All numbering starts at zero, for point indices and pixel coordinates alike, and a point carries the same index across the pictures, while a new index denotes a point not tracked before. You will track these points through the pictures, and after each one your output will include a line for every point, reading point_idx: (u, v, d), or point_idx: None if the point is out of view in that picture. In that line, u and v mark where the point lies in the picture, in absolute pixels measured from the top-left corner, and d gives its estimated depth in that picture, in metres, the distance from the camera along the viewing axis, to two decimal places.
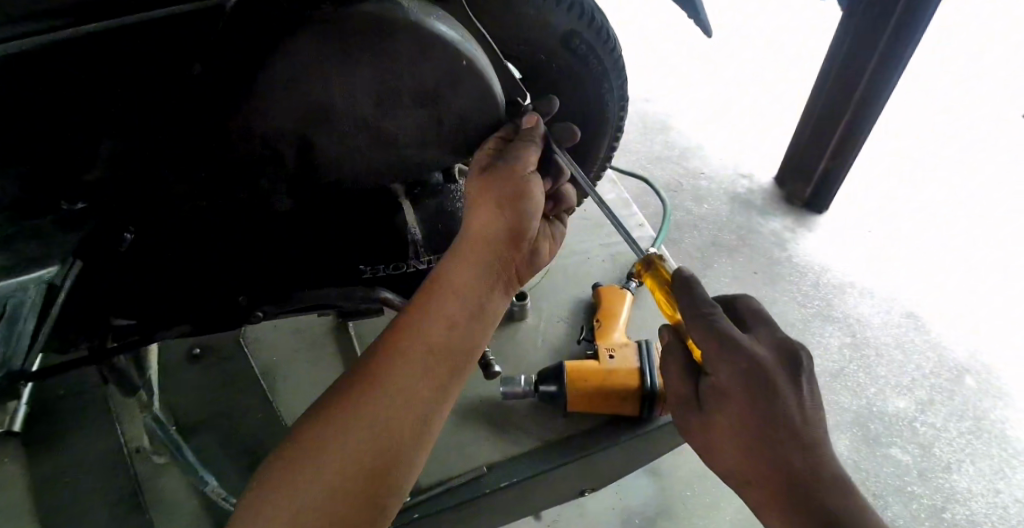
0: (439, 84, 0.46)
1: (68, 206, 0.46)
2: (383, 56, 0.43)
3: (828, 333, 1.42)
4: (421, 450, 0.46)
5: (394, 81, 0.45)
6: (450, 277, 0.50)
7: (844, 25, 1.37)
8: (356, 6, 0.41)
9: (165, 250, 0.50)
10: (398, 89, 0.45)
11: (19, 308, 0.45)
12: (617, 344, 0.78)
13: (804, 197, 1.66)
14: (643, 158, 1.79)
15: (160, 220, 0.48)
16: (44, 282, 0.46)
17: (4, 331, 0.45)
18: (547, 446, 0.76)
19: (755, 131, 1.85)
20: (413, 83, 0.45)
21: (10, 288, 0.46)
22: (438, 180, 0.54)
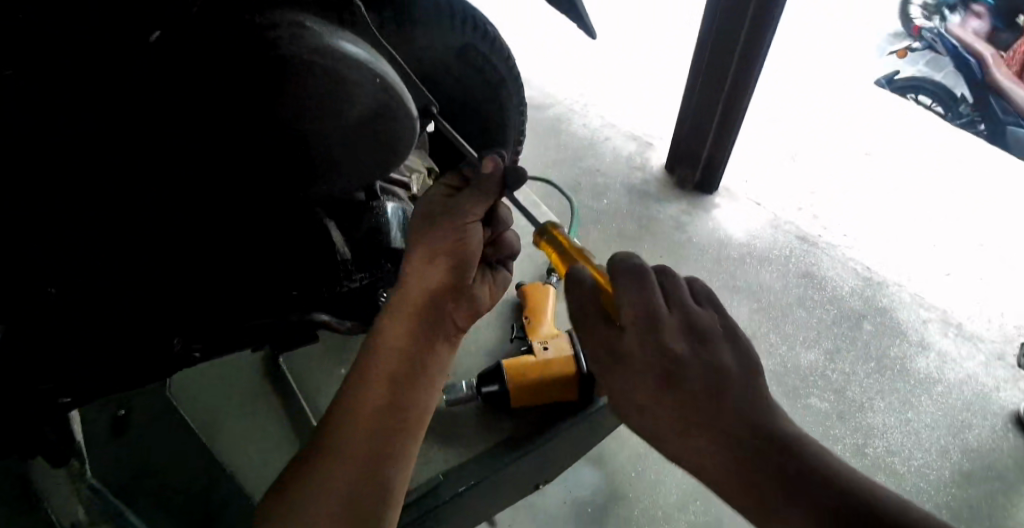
0: (358, 108, 0.47)
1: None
2: (301, 81, 0.44)
3: (739, 303, 1.51)
4: (383, 488, 0.50)
5: (320, 106, 0.46)
6: (397, 315, 0.55)
7: (708, 26, 1.49)
8: (273, 32, 0.43)
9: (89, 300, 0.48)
10: (319, 113, 0.46)
11: None
12: (549, 336, 0.82)
13: (694, 181, 1.77)
14: (541, 162, 1.84)
15: (82, 273, 0.47)
16: None
17: None
18: (496, 447, 0.77)
19: (640, 128, 1.95)
20: (333, 108, 0.46)
21: None
22: (363, 199, 0.56)
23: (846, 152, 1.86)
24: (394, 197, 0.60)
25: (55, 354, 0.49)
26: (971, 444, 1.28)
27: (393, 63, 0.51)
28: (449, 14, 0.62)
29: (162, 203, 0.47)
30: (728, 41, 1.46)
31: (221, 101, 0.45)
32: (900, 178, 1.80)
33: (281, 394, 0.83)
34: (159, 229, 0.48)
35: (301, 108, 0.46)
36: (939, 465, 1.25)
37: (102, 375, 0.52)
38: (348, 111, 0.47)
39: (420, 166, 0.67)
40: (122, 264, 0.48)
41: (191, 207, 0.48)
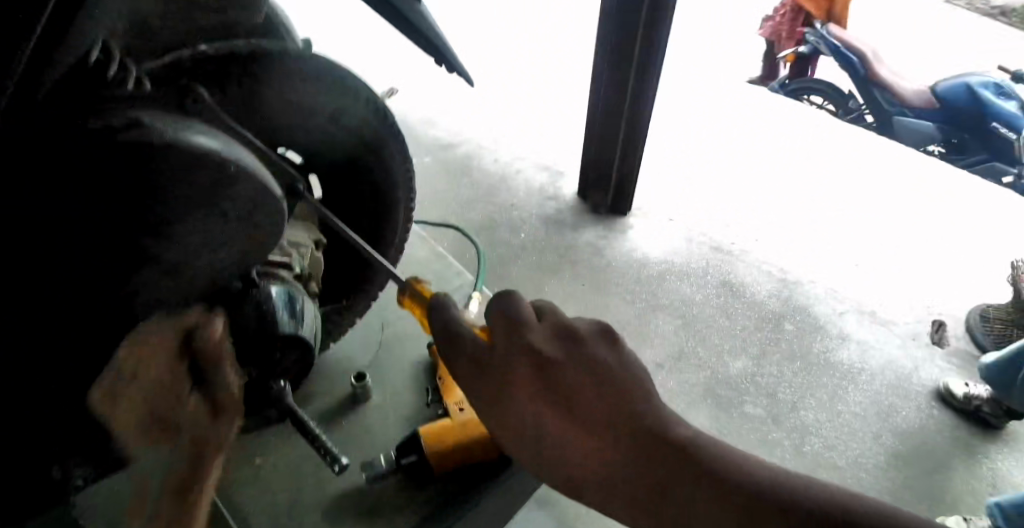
0: (216, 198, 0.46)
1: None
2: (150, 180, 0.43)
3: (664, 320, 1.54)
4: None
5: (177, 199, 0.45)
6: None
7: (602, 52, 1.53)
8: (110, 135, 0.41)
9: None
10: (174, 210, 0.45)
11: None
12: (466, 395, 0.79)
13: (607, 205, 1.81)
14: (454, 205, 1.83)
15: None
16: None
17: None
18: (423, 519, 0.73)
19: (547, 159, 1.98)
20: (189, 201, 0.45)
21: None
22: (239, 288, 0.54)
23: (745, 161, 1.94)
24: (276, 278, 0.58)
25: None
26: (901, 427, 1.33)
27: (248, 141, 0.50)
28: (309, 81, 0.60)
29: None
30: (621, 61, 1.51)
31: (66, 225, 0.43)
32: (797, 180, 1.88)
33: None
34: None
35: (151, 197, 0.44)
36: (873, 452, 1.28)
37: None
38: (207, 201, 0.46)
39: (305, 239, 0.65)
40: None
41: (34, 312, 0.45)
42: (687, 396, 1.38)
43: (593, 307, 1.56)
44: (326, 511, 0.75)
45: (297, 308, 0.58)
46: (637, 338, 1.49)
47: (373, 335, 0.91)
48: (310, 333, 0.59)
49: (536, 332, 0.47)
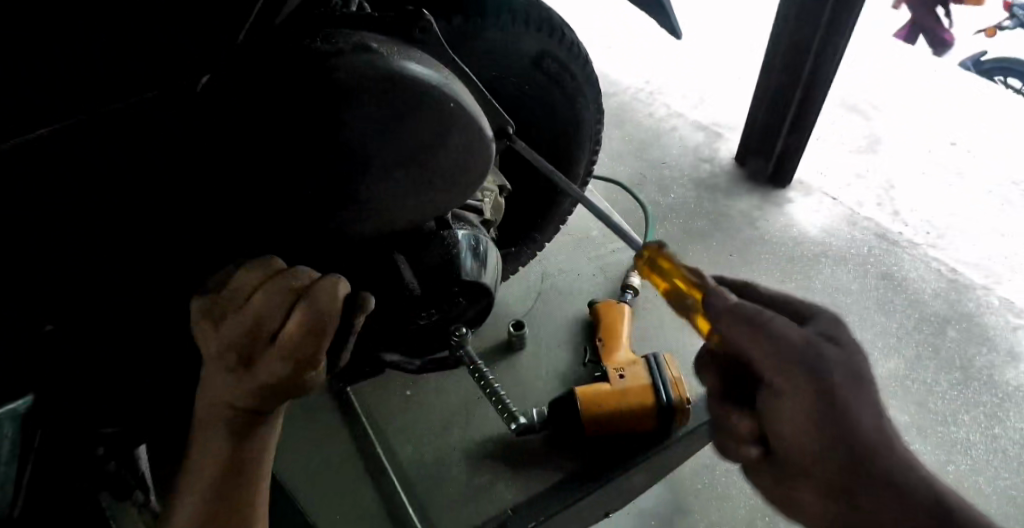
0: (430, 137, 0.42)
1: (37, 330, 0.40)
2: (368, 112, 0.40)
3: (814, 304, 1.42)
4: None
5: (393, 134, 0.41)
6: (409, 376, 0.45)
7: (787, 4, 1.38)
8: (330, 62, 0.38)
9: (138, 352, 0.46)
10: (388, 146, 0.41)
11: None
12: (626, 362, 0.76)
13: (766, 173, 1.68)
14: (602, 154, 1.77)
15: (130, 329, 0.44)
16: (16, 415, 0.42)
17: None
18: (567, 479, 0.72)
19: (707, 116, 1.85)
20: (405, 137, 0.41)
21: None
22: (432, 229, 0.51)
23: (934, 142, 1.72)
24: (464, 222, 0.55)
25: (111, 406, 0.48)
26: None
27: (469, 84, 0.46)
28: (519, 19, 0.57)
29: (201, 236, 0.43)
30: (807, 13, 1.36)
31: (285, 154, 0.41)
32: (995, 171, 1.65)
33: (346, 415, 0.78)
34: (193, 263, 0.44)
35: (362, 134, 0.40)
36: None
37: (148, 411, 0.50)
38: (421, 139, 0.42)
39: (491, 184, 0.61)
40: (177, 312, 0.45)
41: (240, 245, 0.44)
42: None
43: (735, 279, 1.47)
44: (467, 455, 0.75)
45: (482, 254, 0.55)
46: None
47: (530, 287, 0.89)
48: (491, 280, 0.56)
49: (788, 325, 0.42)
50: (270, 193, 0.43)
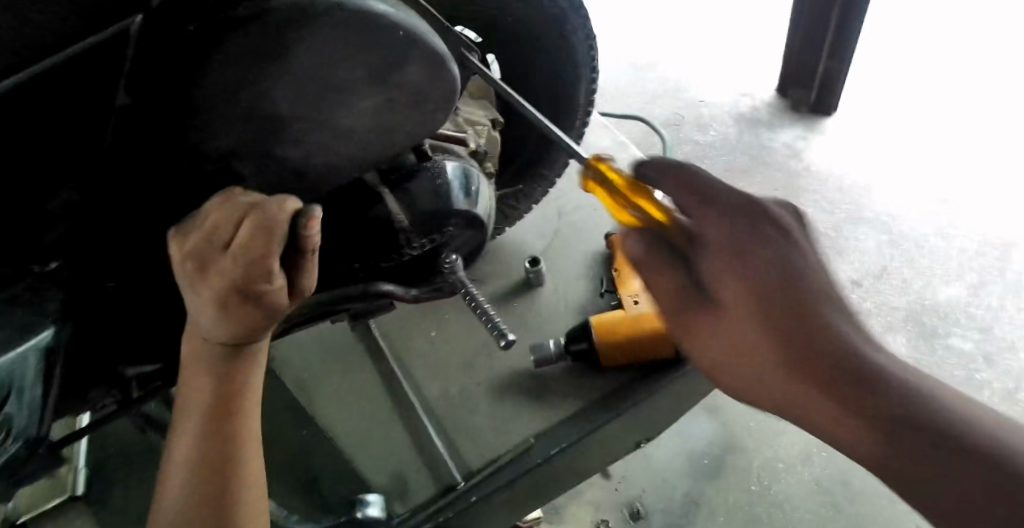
0: (385, 70, 0.43)
1: (43, 267, 0.45)
2: (326, 51, 0.40)
3: (866, 235, 1.39)
4: None
5: (349, 66, 0.42)
6: None
7: None
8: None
9: (142, 286, 0.50)
10: (345, 81, 0.42)
11: (23, 382, 0.43)
12: (639, 290, 0.76)
13: (809, 101, 1.62)
14: (638, 99, 1.74)
15: (137, 267, 0.49)
16: (43, 349, 0.43)
17: (15, 406, 0.43)
18: (590, 406, 0.73)
19: (744, 45, 1.79)
20: (362, 72, 0.42)
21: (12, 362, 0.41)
22: (414, 160, 0.53)
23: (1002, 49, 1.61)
24: (450, 154, 0.56)
25: (139, 344, 0.53)
26: None
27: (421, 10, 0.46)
28: None
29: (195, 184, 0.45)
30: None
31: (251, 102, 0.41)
32: None
33: (371, 358, 0.82)
34: (186, 207, 0.46)
35: (318, 70, 0.41)
36: None
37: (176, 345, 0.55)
38: (379, 68, 0.43)
39: (480, 119, 0.63)
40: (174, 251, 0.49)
41: (229, 184, 0.46)
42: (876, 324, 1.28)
43: None
44: (490, 389, 0.78)
45: (471, 185, 0.56)
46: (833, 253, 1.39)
47: (548, 225, 0.88)
48: (483, 209, 0.57)
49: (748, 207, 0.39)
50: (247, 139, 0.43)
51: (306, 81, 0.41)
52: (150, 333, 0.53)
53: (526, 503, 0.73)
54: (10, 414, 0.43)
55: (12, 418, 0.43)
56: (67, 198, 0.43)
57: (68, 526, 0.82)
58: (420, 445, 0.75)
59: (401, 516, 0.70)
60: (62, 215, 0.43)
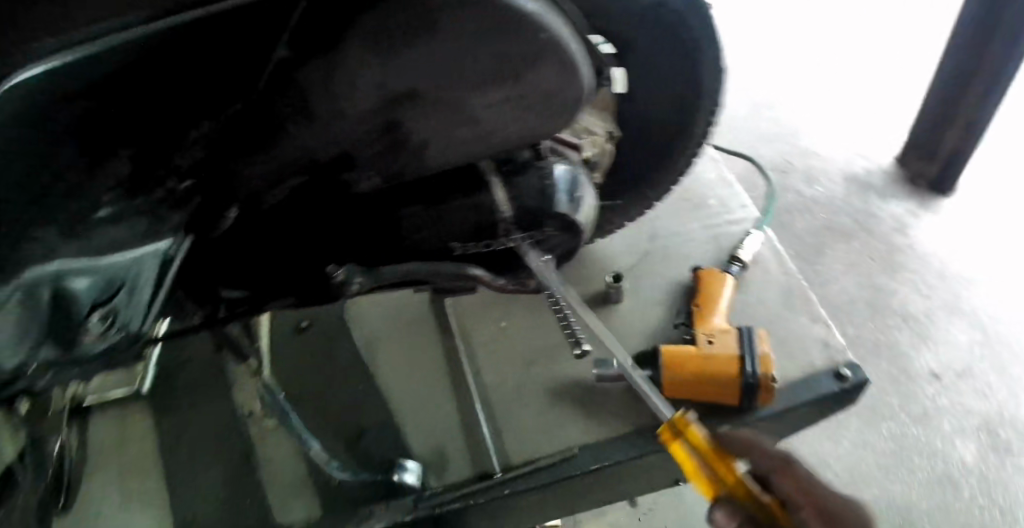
0: (520, 62, 0.44)
1: (176, 185, 0.46)
2: (468, 31, 0.41)
3: (955, 330, 1.38)
4: None
5: (486, 50, 0.43)
6: None
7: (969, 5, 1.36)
8: None
9: (253, 220, 0.52)
10: (478, 67, 0.44)
11: (135, 281, 0.50)
12: (717, 330, 0.73)
13: (929, 177, 1.58)
14: (749, 135, 1.71)
15: (254, 203, 0.50)
16: (161, 254, 0.50)
17: (124, 299, 0.49)
18: (641, 431, 0.72)
19: (872, 104, 1.74)
20: (497, 59, 0.43)
21: (129, 261, 0.48)
22: (527, 157, 0.54)
23: None
24: (563, 157, 0.57)
25: (236, 271, 0.56)
26: None
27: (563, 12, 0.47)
28: None
29: (327, 142, 0.46)
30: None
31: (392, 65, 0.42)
32: None
33: (438, 333, 0.85)
34: (311, 160, 0.47)
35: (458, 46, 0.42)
36: None
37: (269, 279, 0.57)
38: (513, 59, 0.44)
39: (598, 130, 0.64)
40: (290, 197, 0.51)
41: (356, 144, 0.47)
42: (944, 422, 1.27)
43: (868, 291, 1.43)
44: (546, 390, 0.78)
45: (578, 192, 0.57)
46: (919, 339, 1.37)
47: (636, 244, 0.88)
48: (585, 217, 0.58)
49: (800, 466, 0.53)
50: (381, 100, 0.44)
51: (446, 56, 0.42)
52: (250, 264, 0.55)
53: (553, 507, 0.74)
54: (118, 303, 0.49)
55: (117, 310, 0.49)
56: (209, 128, 0.44)
57: (127, 417, 0.88)
58: (466, 427, 0.76)
59: (432, 490, 0.71)
60: (201, 144, 0.44)
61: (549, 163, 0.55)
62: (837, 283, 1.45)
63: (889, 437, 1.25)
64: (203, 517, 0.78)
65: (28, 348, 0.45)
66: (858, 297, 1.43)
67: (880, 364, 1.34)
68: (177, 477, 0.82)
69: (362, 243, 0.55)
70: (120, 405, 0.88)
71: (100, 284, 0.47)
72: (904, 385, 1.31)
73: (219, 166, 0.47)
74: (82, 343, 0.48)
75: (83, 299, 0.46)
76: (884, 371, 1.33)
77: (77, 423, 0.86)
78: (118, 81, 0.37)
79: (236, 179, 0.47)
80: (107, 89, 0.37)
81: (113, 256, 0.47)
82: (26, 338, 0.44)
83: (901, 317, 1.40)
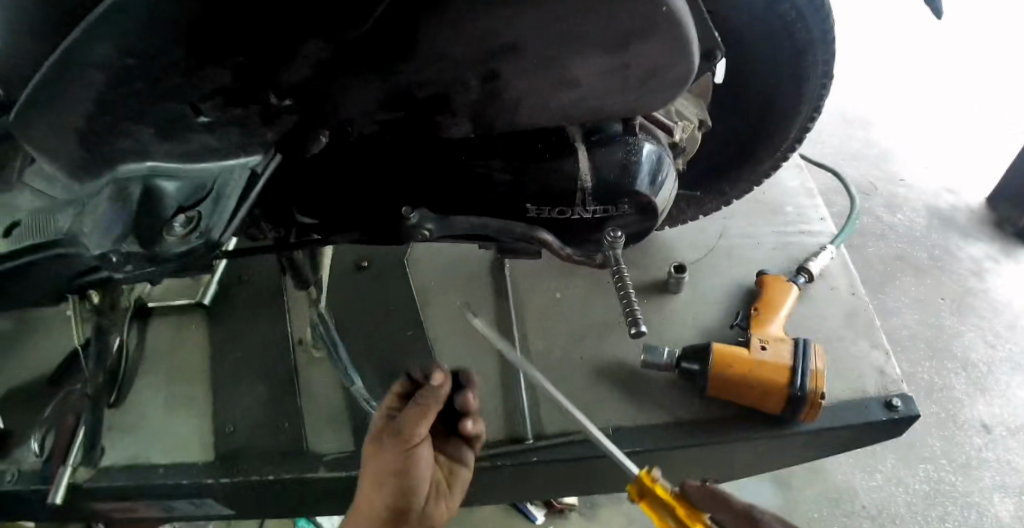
0: (631, 30, 0.44)
1: (276, 102, 0.46)
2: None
3: (1017, 385, 1.32)
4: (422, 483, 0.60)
5: (601, 12, 0.42)
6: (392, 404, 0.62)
7: None
8: None
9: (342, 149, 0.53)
10: (586, 29, 0.43)
11: (223, 189, 0.50)
12: (773, 337, 0.72)
13: (1019, 225, 1.50)
14: (835, 151, 1.65)
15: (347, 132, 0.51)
16: (249, 168, 0.50)
17: (209, 207, 0.49)
18: (678, 423, 0.72)
19: (972, 139, 1.65)
20: (608, 23, 0.43)
21: (217, 169, 0.49)
22: (618, 131, 0.54)
23: None
24: (652, 136, 0.56)
25: (315, 196, 0.57)
26: None
27: None
28: None
29: (429, 81, 0.46)
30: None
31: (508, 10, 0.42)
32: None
33: (493, 294, 0.86)
34: (409, 96, 0.48)
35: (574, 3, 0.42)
36: None
37: (343, 210, 0.58)
38: (626, 27, 0.43)
39: (690, 116, 0.63)
40: (381, 133, 0.51)
41: (456, 87, 0.47)
42: (985, 476, 1.22)
43: (931, 329, 1.38)
44: (591, 369, 0.78)
45: (660, 175, 0.56)
46: (975, 387, 1.31)
47: (703, 239, 0.87)
48: (662, 201, 0.57)
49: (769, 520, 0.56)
50: (489, 44, 0.44)
51: (562, 11, 0.42)
52: (329, 190, 0.57)
53: (575, 482, 0.75)
54: (202, 212, 0.49)
55: (201, 216, 0.49)
56: (321, 51, 0.43)
57: (187, 324, 0.93)
58: (506, 390, 0.78)
59: None
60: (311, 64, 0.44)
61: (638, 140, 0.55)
62: (900, 316, 1.40)
63: (925, 480, 1.21)
64: (240, 427, 0.83)
65: (113, 236, 0.48)
66: (919, 334, 1.38)
67: (930, 405, 1.29)
68: (222, 385, 0.86)
69: (437, 189, 0.56)
70: (181, 311, 0.93)
71: (186, 189, 0.50)
72: (951, 430, 1.27)
73: (322, 92, 0.46)
74: (161, 242, 0.48)
75: (171, 199, 0.49)
76: (932, 413, 1.29)
77: (136, 323, 0.92)
78: None
79: (338, 109, 0.48)
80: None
81: (199, 165, 0.49)
82: (111, 226, 0.48)
83: (962, 362, 1.34)
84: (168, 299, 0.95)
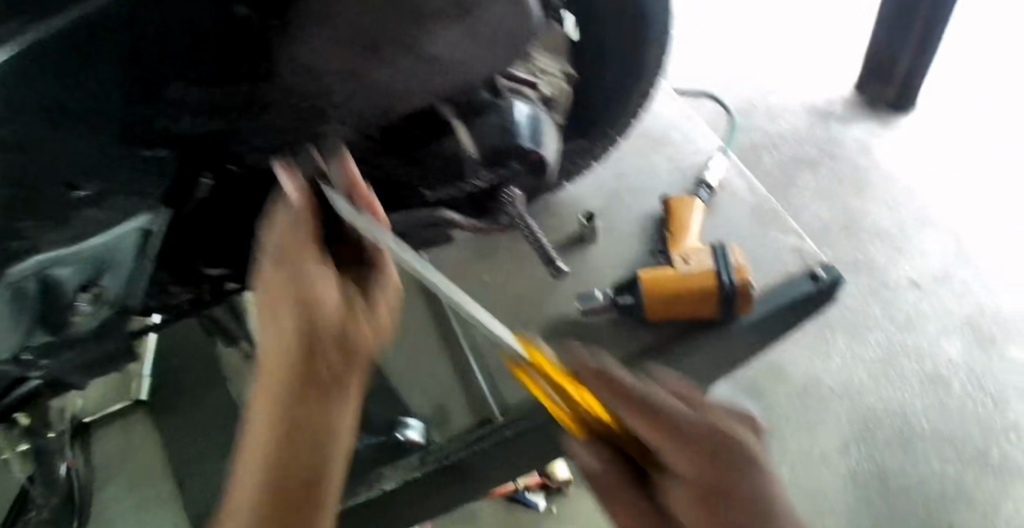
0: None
1: (147, 150, 0.45)
2: None
3: (928, 237, 1.42)
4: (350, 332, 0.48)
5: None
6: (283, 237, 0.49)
7: None
8: None
9: (232, 189, 0.53)
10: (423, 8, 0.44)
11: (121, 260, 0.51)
12: (691, 250, 0.76)
13: (885, 98, 1.62)
14: (707, 80, 1.72)
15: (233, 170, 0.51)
16: (142, 229, 0.50)
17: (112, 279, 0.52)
18: (631, 358, 0.74)
19: (823, 35, 1.77)
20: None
21: (112, 239, 0.49)
22: (488, 99, 0.55)
23: None
24: (521, 95, 0.58)
25: (218, 243, 0.58)
26: None
27: None
28: None
29: (293, 99, 0.47)
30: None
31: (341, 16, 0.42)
32: None
33: (423, 295, 0.87)
34: (280, 119, 0.48)
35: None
36: None
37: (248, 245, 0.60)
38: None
39: (553, 70, 0.65)
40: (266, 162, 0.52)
41: (319, 96, 0.48)
42: (929, 327, 1.31)
43: (839, 213, 1.47)
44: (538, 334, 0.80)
45: (539, 133, 0.58)
46: (893, 251, 1.41)
47: (605, 184, 0.90)
48: (549, 155, 0.59)
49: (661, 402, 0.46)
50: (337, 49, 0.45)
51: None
52: (232, 232, 0.58)
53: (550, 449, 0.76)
54: (106, 284, 0.52)
55: (105, 288, 0.52)
56: (183, 100, 0.43)
57: (131, 426, 0.92)
58: (464, 381, 0.79)
59: (439, 443, 0.73)
60: (178, 114, 0.44)
61: (509, 100, 0.56)
62: (809, 210, 1.48)
63: (879, 347, 1.29)
64: None
65: (22, 329, 0.50)
66: (830, 220, 1.46)
67: (860, 280, 1.38)
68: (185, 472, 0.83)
69: None
70: (121, 415, 0.92)
71: (84, 268, 0.50)
72: (885, 295, 1.35)
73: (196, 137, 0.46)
74: (80, 317, 0.53)
75: (69, 281, 0.49)
76: (864, 286, 1.37)
77: (79, 445, 0.88)
78: (83, 49, 0.37)
79: (217, 147, 0.48)
80: (64, 56, 0.37)
81: (93, 240, 0.48)
82: (19, 319, 0.49)
83: (874, 233, 1.43)
84: (104, 409, 0.92)
